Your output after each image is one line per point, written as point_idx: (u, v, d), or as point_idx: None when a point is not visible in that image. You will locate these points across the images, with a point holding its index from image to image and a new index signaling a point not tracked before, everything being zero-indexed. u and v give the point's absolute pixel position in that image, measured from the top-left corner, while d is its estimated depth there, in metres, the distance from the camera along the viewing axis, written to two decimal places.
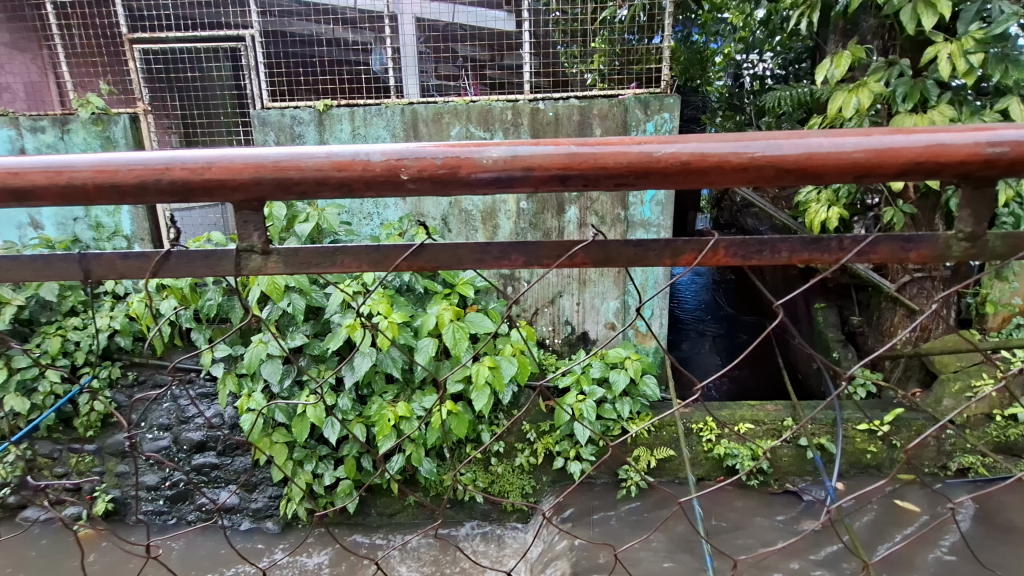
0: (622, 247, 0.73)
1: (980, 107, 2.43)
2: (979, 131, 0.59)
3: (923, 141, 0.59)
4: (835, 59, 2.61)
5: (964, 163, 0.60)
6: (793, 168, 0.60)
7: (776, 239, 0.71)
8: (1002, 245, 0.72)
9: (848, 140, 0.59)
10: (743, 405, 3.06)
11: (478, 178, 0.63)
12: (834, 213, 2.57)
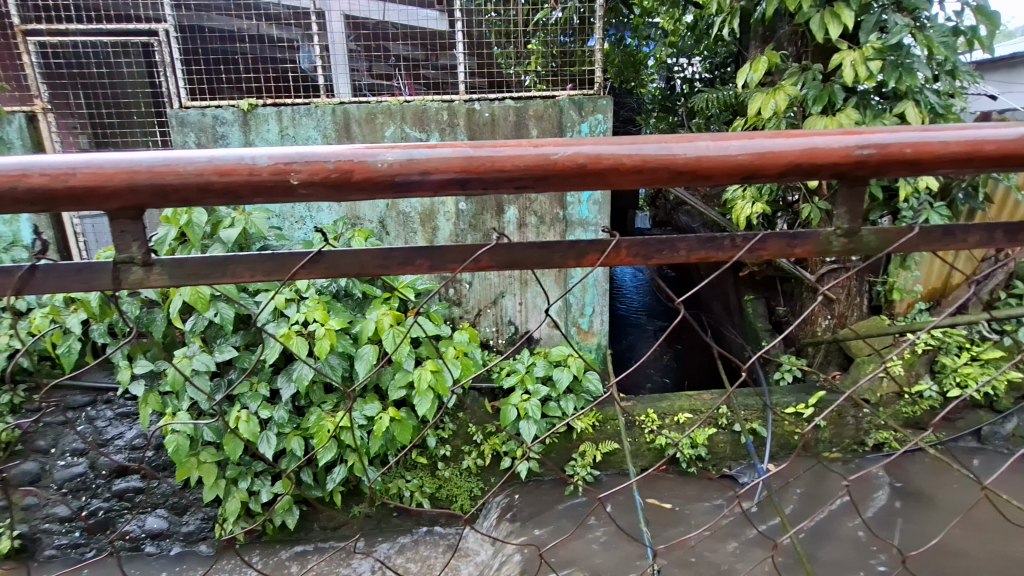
0: (528, 250, 0.73)
1: (882, 110, 2.64)
2: (850, 135, 0.63)
3: (801, 143, 0.62)
4: (754, 63, 2.76)
5: (837, 165, 0.63)
6: (684, 169, 0.62)
7: (674, 237, 0.73)
8: (875, 240, 0.77)
9: (733, 144, 0.62)
10: (682, 396, 3.18)
11: (375, 182, 0.62)
12: (758, 209, 2.71)
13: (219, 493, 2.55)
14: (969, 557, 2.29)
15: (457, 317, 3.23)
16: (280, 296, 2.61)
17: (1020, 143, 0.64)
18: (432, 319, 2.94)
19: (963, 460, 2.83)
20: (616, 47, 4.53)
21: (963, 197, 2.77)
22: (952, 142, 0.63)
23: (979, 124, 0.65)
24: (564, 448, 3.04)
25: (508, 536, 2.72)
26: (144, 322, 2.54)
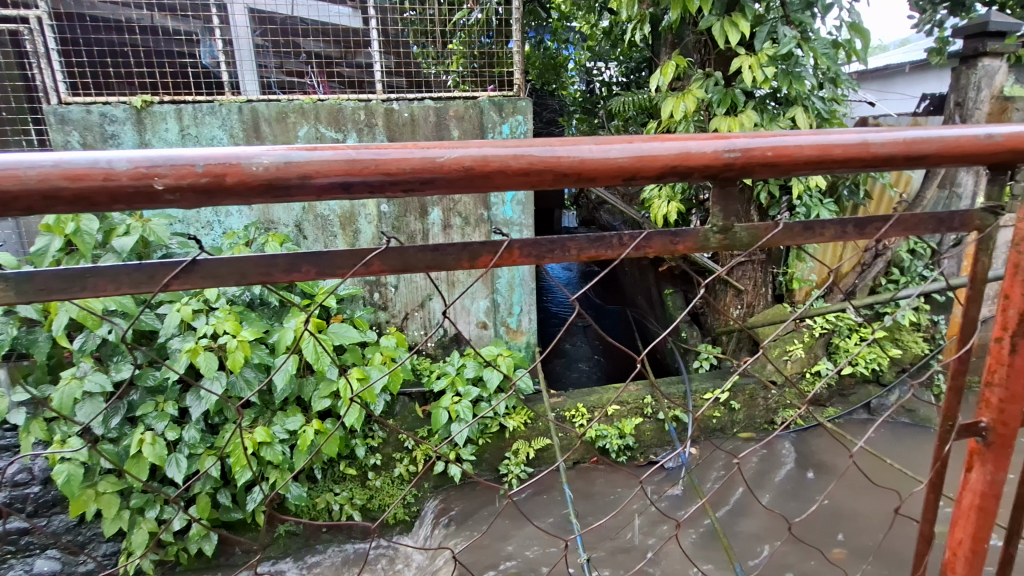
0: (420, 253, 0.71)
1: (776, 113, 2.85)
2: (717, 139, 0.64)
3: (677, 146, 0.64)
4: (663, 68, 2.91)
5: (709, 167, 0.65)
6: (568, 172, 0.63)
7: (565, 237, 0.71)
8: (747, 236, 0.74)
9: (613, 147, 0.63)
10: (609, 388, 3.29)
11: (251, 187, 0.59)
12: (672, 208, 2.88)
13: (122, 526, 2.32)
14: (862, 518, 2.53)
15: (382, 322, 3.15)
16: (185, 307, 2.44)
17: (866, 147, 0.65)
18: (357, 325, 2.88)
19: (855, 431, 3.13)
20: (536, 49, 4.60)
21: (848, 194, 3.06)
22: (807, 146, 0.64)
23: (832, 129, 0.66)
24: (497, 447, 3.06)
25: (444, 540, 2.70)
26: (24, 343, 2.27)
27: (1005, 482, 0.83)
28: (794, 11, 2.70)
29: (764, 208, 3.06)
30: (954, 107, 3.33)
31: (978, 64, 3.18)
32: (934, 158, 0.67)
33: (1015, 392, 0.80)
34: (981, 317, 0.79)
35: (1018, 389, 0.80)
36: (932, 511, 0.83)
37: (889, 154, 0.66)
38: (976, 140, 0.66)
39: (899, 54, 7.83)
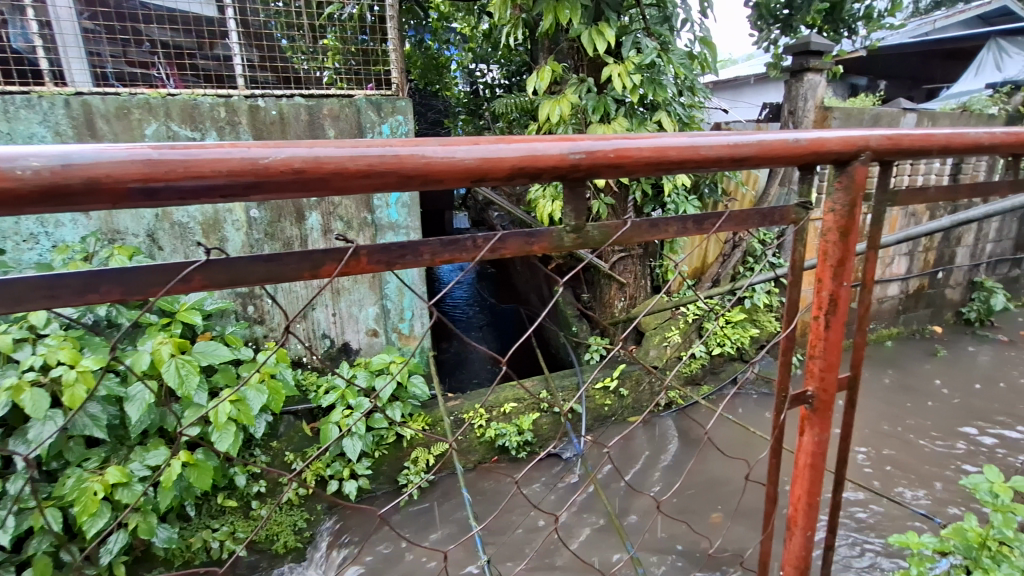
0: (252, 265, 0.64)
1: (644, 118, 3.07)
2: (560, 141, 0.63)
3: (523, 148, 0.62)
4: (539, 72, 3.01)
5: (557, 168, 0.64)
6: (413, 174, 0.59)
7: (416, 242, 0.68)
8: (599, 234, 0.75)
9: (458, 148, 0.60)
10: (507, 386, 3.34)
11: (19, 195, 0.49)
12: (556, 207, 3.00)
13: None
14: (734, 484, 2.82)
15: (259, 338, 2.91)
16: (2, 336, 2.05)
17: (695, 151, 0.67)
18: (228, 342, 2.63)
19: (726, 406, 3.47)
20: (417, 48, 4.57)
21: (708, 192, 3.38)
22: (643, 148, 0.65)
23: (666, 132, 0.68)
24: (394, 458, 2.96)
25: (342, 563, 2.55)
26: None
27: (829, 442, 0.89)
28: (653, 24, 2.94)
29: (638, 206, 3.29)
30: (788, 115, 3.82)
31: (805, 77, 3.68)
32: (754, 160, 0.71)
33: (832, 361, 0.85)
34: (802, 299, 0.86)
35: (833, 359, 0.85)
36: (774, 474, 0.89)
37: (717, 156, 0.69)
38: (786, 145, 0.71)
39: (747, 68, 8.83)
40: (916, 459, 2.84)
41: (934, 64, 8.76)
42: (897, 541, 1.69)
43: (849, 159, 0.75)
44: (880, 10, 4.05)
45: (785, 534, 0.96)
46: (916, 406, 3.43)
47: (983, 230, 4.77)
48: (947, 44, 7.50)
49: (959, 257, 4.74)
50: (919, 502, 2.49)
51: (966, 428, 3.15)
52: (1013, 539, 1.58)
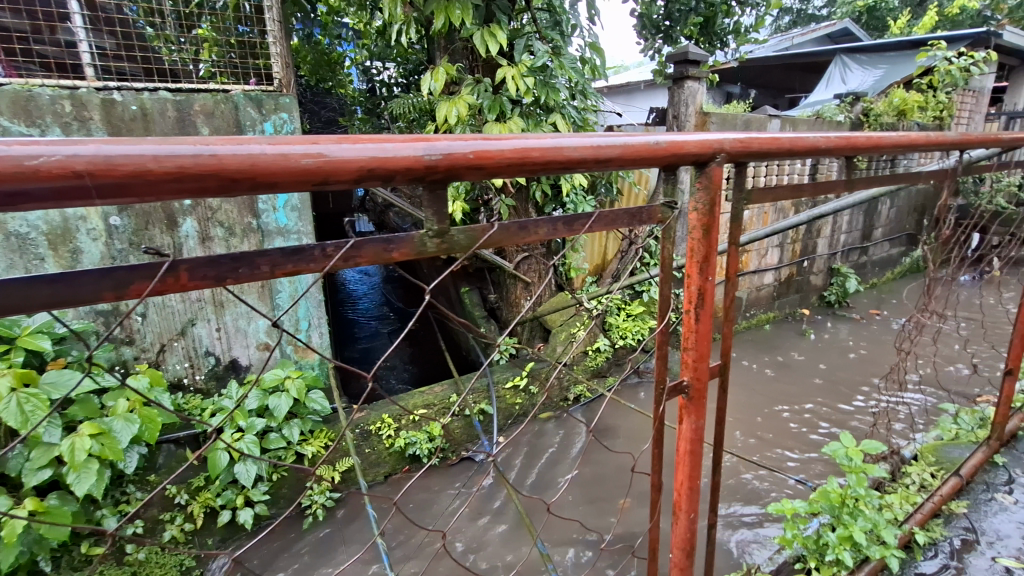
0: (32, 287, 0.52)
1: (540, 120, 3.13)
2: (416, 141, 0.58)
3: (372, 148, 0.56)
4: (433, 72, 2.95)
5: (413, 171, 0.59)
6: (240, 177, 0.51)
7: (251, 253, 0.60)
8: (465, 238, 0.72)
9: (294, 148, 0.53)
10: (415, 393, 3.24)
11: None
12: (458, 207, 2.98)
13: None
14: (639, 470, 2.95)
15: (128, 361, 2.59)
16: None
17: (560, 152, 0.66)
18: (88, 368, 2.30)
19: (629, 395, 3.64)
20: (305, 44, 4.24)
21: (605, 191, 3.51)
22: (506, 149, 0.63)
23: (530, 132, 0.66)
24: (294, 479, 2.76)
25: None
26: None
27: (705, 428, 0.93)
28: (544, 28, 2.99)
29: (540, 206, 3.36)
30: (672, 119, 4.08)
31: (685, 84, 3.96)
32: (617, 161, 0.72)
33: (703, 351, 0.89)
34: (672, 295, 0.89)
35: (704, 349, 0.89)
36: (657, 464, 0.92)
37: (581, 157, 0.69)
38: (649, 147, 0.73)
39: (638, 74, 9.42)
40: (791, 431, 3.17)
41: (793, 76, 9.84)
42: (776, 509, 1.86)
43: (706, 160, 0.79)
44: (746, 25, 4.46)
45: (672, 519, 1.00)
46: (789, 383, 3.82)
47: (836, 223, 5.43)
48: (802, 57, 8.44)
49: (820, 247, 5.36)
50: (794, 469, 2.77)
51: (829, 399, 3.57)
52: (865, 495, 1.80)
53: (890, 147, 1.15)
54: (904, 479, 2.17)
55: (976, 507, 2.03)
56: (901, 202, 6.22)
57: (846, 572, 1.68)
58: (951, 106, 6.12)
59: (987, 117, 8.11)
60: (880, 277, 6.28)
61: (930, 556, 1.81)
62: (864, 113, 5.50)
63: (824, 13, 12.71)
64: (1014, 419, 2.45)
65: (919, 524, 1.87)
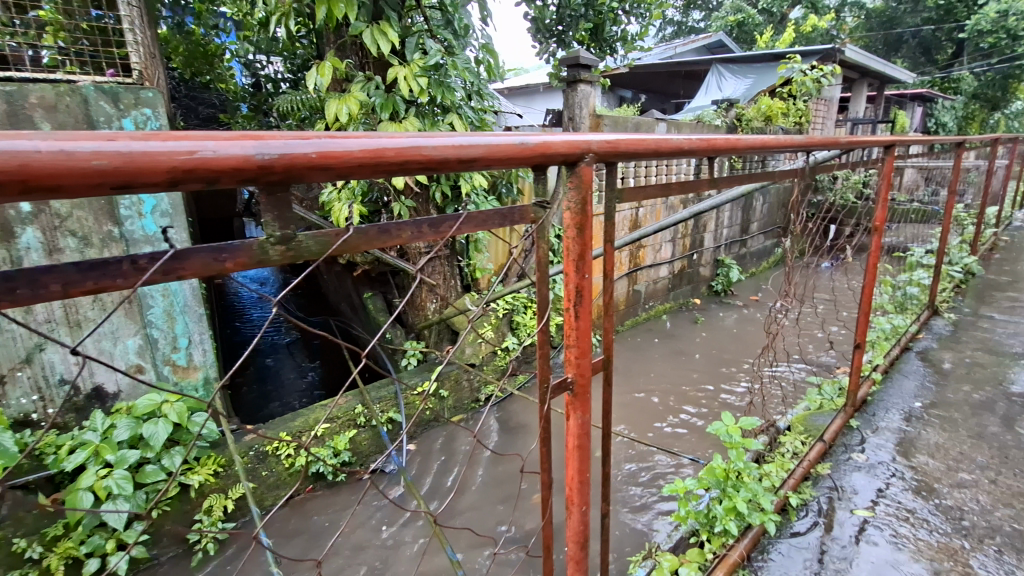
0: None
1: (436, 120, 3.08)
2: (244, 139, 0.52)
3: (189, 147, 0.49)
4: (319, 68, 2.79)
5: (243, 173, 0.53)
6: (7, 179, 0.42)
7: (35, 270, 0.51)
8: (316, 245, 0.67)
9: (82, 144, 0.45)
10: (316, 407, 3.06)
11: None
12: (355, 210, 2.87)
13: None
14: None
15: None
16: None
17: (419, 151, 0.63)
18: None
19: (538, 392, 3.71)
20: (175, 34, 3.83)
21: (505, 191, 3.53)
22: (355, 149, 0.59)
23: (384, 131, 0.62)
24: (179, 514, 2.49)
25: None
26: None
27: (591, 421, 0.95)
28: (436, 27, 2.95)
29: (440, 207, 3.33)
30: (568, 121, 4.22)
31: (578, 88, 4.11)
32: (481, 161, 0.70)
33: (584, 347, 0.91)
34: (550, 293, 0.89)
35: (586, 346, 0.91)
36: (545, 462, 0.92)
37: (443, 157, 0.67)
38: (514, 147, 0.72)
39: (538, 77, 9.67)
40: (686, 413, 3.41)
41: (676, 83, 10.63)
42: (671, 490, 1.98)
43: (575, 160, 0.80)
44: (632, 33, 4.71)
45: (566, 513, 1.01)
46: (684, 369, 4.10)
47: (719, 218, 5.92)
48: (684, 65, 9.13)
49: (706, 241, 5.81)
50: (690, 449, 2.98)
51: (718, 381, 3.88)
52: (745, 468, 1.98)
53: (747, 149, 1.25)
54: (779, 448, 2.40)
55: (837, 467, 2.30)
56: (772, 198, 6.93)
57: (732, 540, 1.83)
58: (809, 112, 6.92)
59: (836, 123, 9.29)
60: (758, 266, 6.96)
61: (802, 515, 2.02)
62: (738, 118, 6.04)
63: (702, 25, 13.86)
64: (863, 387, 2.81)
65: (792, 488, 2.09)
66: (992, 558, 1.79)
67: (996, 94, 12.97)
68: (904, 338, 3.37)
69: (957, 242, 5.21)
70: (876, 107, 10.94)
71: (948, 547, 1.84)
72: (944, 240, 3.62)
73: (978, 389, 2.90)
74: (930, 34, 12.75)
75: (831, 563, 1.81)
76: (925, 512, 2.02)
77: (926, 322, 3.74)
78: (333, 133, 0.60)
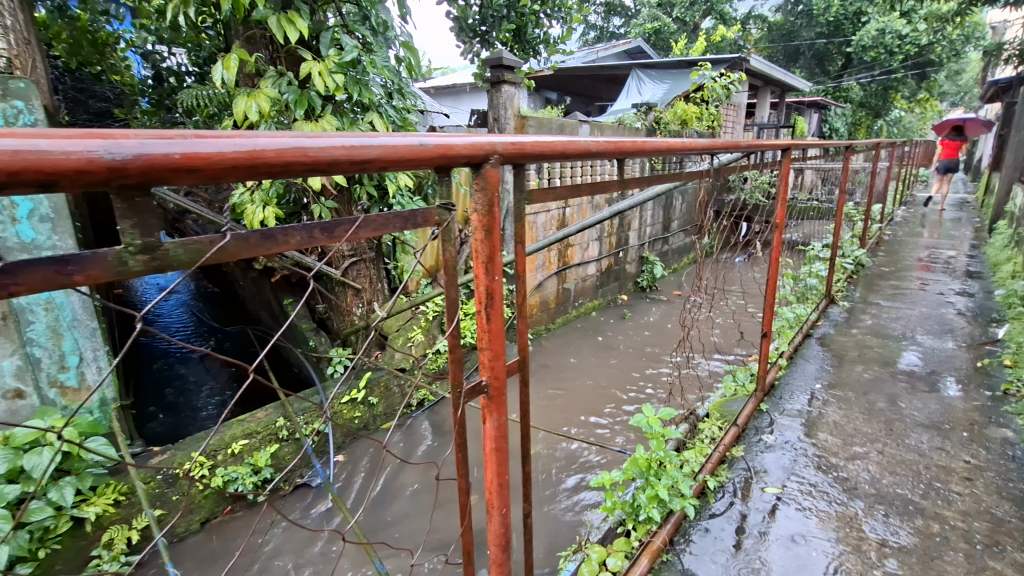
0: None
1: (355, 118, 2.98)
2: (90, 137, 0.47)
3: (16, 145, 0.43)
4: (224, 61, 2.61)
5: (89, 176, 0.47)
6: None
7: None
8: (186, 255, 0.62)
9: None
10: (233, 423, 2.86)
11: None
12: (270, 213, 2.72)
13: None
14: None
15: None
16: None
17: (303, 152, 0.60)
18: None
19: None
20: (56, 19, 3.39)
21: (431, 191, 3.48)
22: (229, 150, 0.55)
23: (263, 131, 0.58)
24: (72, 551, 2.23)
25: None
26: None
27: (507, 423, 0.94)
28: (352, 22, 2.85)
29: (363, 208, 3.23)
30: (493, 121, 4.23)
31: (502, 89, 4.14)
32: (376, 163, 0.67)
33: (497, 349, 0.90)
34: (460, 296, 0.88)
35: (499, 348, 0.90)
36: (461, 467, 0.91)
37: (334, 159, 0.64)
38: (412, 148, 0.70)
39: (465, 77, 9.67)
40: (615, 407, 3.52)
41: (599, 86, 10.99)
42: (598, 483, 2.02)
43: (479, 161, 0.80)
44: (555, 37, 4.80)
45: (486, 517, 1.00)
46: (614, 364, 4.25)
47: (643, 217, 6.18)
48: (606, 70, 9.46)
49: (631, 239, 6.04)
50: (619, 442, 3.08)
51: (645, 374, 4.04)
52: (665, 456, 2.07)
53: (654, 151, 1.30)
54: (698, 435, 2.53)
55: (750, 449, 2.45)
56: (689, 197, 7.33)
57: (656, 527, 1.90)
58: (719, 117, 7.38)
59: (744, 127, 9.97)
60: (679, 262, 7.33)
61: (720, 497, 2.14)
62: (656, 122, 6.32)
63: (622, 31, 14.42)
64: (770, 372, 3.04)
65: (710, 472, 2.21)
66: (881, 522, 1.97)
67: (878, 103, 14.48)
68: (806, 325, 3.67)
69: (848, 236, 5.76)
70: (779, 113, 11.86)
71: (844, 515, 2.01)
72: (837, 235, 3.98)
73: (869, 369, 3.21)
74: (822, 48, 14.01)
75: (746, 539, 1.92)
76: (825, 484, 2.20)
77: (824, 310, 4.10)
78: (203, 132, 0.55)
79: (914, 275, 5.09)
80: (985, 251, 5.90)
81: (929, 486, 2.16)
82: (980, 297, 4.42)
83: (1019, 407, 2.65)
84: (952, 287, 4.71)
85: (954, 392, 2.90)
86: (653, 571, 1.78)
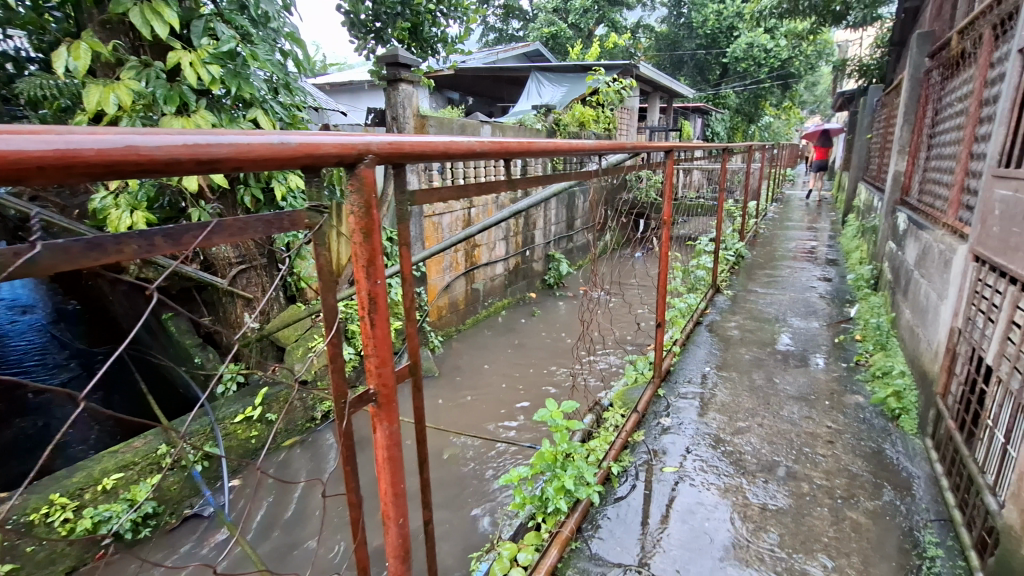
0: None
1: (236, 115, 2.76)
2: None
3: None
4: (71, 49, 2.30)
5: None
6: None
7: None
8: None
9: None
10: (103, 456, 2.54)
11: None
12: (139, 219, 2.43)
13: None
14: None
15: None
16: None
17: (132, 151, 0.53)
18: None
19: None
20: None
21: None
22: (34, 149, 0.47)
23: (83, 127, 0.51)
24: None
25: None
26: None
27: (399, 431, 0.91)
28: (227, 12, 2.64)
29: (250, 211, 3.00)
30: (392, 121, 4.11)
31: (399, 87, 4.03)
32: (229, 163, 0.62)
33: (384, 356, 0.87)
34: (339, 302, 0.84)
35: (386, 354, 0.87)
36: (350, 481, 0.87)
37: (176, 159, 0.58)
38: (271, 148, 0.66)
39: (362, 74, 9.33)
40: (525, 403, 3.59)
41: (500, 87, 11.10)
42: (508, 481, 2.03)
43: (351, 161, 0.76)
44: (453, 36, 4.75)
45: (383, 529, 0.96)
46: (525, 362, 4.32)
47: (547, 216, 6.34)
48: (506, 71, 9.58)
49: (537, 238, 6.18)
50: (530, 437, 3.14)
51: (553, 369, 4.15)
52: (570, 448, 2.14)
53: (540, 151, 1.33)
54: (603, 424, 2.64)
55: (649, 433, 2.61)
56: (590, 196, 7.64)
57: (564, 517, 1.95)
58: (615, 119, 7.75)
59: (637, 129, 10.58)
60: (583, 258, 7.62)
61: (624, 480, 2.25)
62: (556, 123, 6.51)
63: (521, 34, 14.71)
64: (665, 359, 3.25)
65: (613, 458, 2.31)
66: (762, 488, 2.18)
67: (751, 109, 16.01)
68: (696, 314, 3.97)
69: (730, 231, 6.31)
70: (667, 117, 12.73)
71: (732, 485, 2.20)
72: (719, 229, 4.34)
73: (749, 350, 3.54)
74: (703, 58, 15.25)
75: (649, 517, 2.03)
76: (715, 459, 2.39)
77: (711, 299, 4.45)
78: None
79: (784, 264, 5.70)
80: (839, 241, 6.75)
81: (800, 451, 2.42)
82: (836, 281, 5.04)
83: (868, 375, 3.06)
84: (815, 274, 5.33)
85: (819, 366, 3.28)
86: (562, 561, 1.83)
